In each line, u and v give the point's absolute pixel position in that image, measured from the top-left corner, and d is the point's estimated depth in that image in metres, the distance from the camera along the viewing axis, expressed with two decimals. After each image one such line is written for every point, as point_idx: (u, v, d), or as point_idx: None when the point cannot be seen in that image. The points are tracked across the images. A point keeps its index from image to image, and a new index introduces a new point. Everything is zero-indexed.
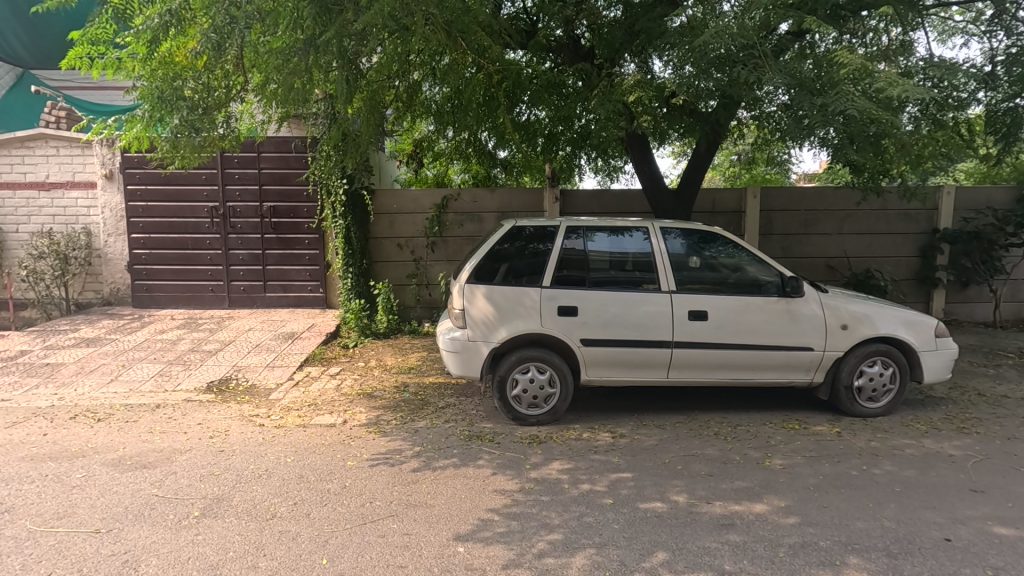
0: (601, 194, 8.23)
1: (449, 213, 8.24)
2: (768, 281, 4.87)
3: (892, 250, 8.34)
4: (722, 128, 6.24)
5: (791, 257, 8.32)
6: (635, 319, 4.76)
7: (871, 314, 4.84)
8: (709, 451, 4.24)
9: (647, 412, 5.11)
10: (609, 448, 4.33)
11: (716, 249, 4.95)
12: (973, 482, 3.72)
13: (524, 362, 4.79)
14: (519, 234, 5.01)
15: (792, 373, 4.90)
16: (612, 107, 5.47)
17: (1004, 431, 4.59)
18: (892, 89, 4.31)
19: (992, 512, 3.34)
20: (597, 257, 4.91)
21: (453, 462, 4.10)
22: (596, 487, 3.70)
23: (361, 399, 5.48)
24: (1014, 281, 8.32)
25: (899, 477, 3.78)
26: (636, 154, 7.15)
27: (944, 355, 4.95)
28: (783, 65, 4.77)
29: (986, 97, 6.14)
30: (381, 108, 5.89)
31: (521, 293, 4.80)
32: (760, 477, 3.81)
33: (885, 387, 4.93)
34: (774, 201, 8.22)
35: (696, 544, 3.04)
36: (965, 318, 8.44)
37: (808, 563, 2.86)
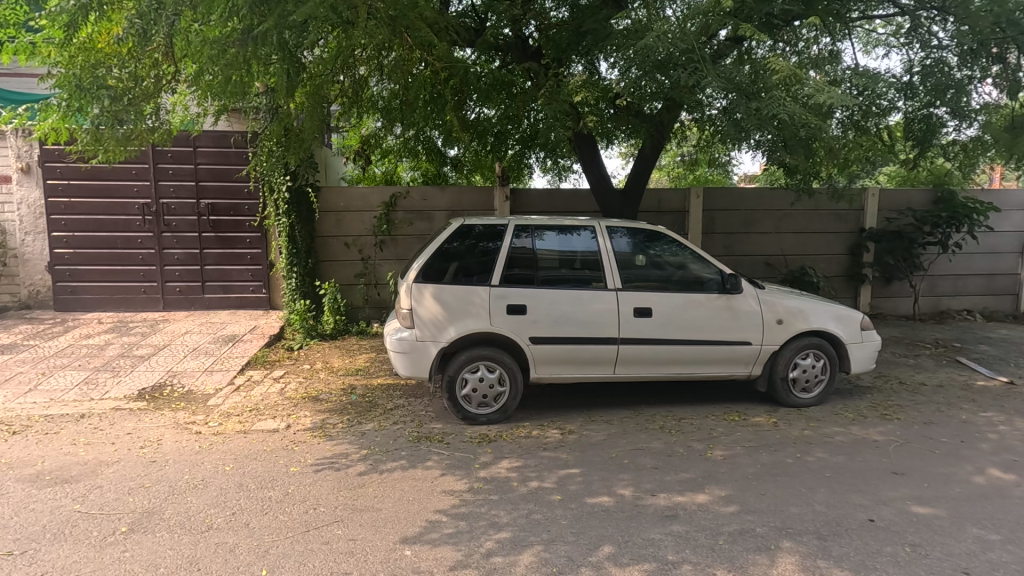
0: (552, 193, 8.31)
1: (398, 212, 8.12)
2: (710, 279, 5.04)
3: (824, 248, 8.80)
4: (666, 130, 6.40)
5: (732, 255, 8.66)
6: (584, 316, 4.82)
7: (804, 309, 5.09)
8: (655, 445, 4.35)
9: (596, 408, 5.19)
10: (558, 445, 4.36)
11: (660, 248, 5.09)
12: (895, 465, 3.97)
13: (474, 362, 4.77)
14: (468, 232, 4.98)
15: (732, 366, 5.09)
16: (559, 107, 5.53)
17: (923, 417, 4.93)
18: (820, 95, 4.52)
19: (912, 492, 3.57)
20: (546, 256, 4.95)
21: (401, 465, 4.03)
22: (544, 484, 3.72)
23: (306, 403, 5.32)
24: (931, 277, 8.95)
25: (829, 463, 3.99)
26: (584, 154, 7.26)
27: (869, 347, 5.26)
28: (721, 70, 4.94)
29: (905, 105, 6.60)
30: (324, 103, 5.74)
31: (470, 292, 4.77)
32: (703, 468, 3.94)
33: (817, 378, 5.19)
34: (716, 201, 8.53)
35: (641, 536, 3.11)
36: (889, 312, 9.01)
37: (746, 549, 2.97)
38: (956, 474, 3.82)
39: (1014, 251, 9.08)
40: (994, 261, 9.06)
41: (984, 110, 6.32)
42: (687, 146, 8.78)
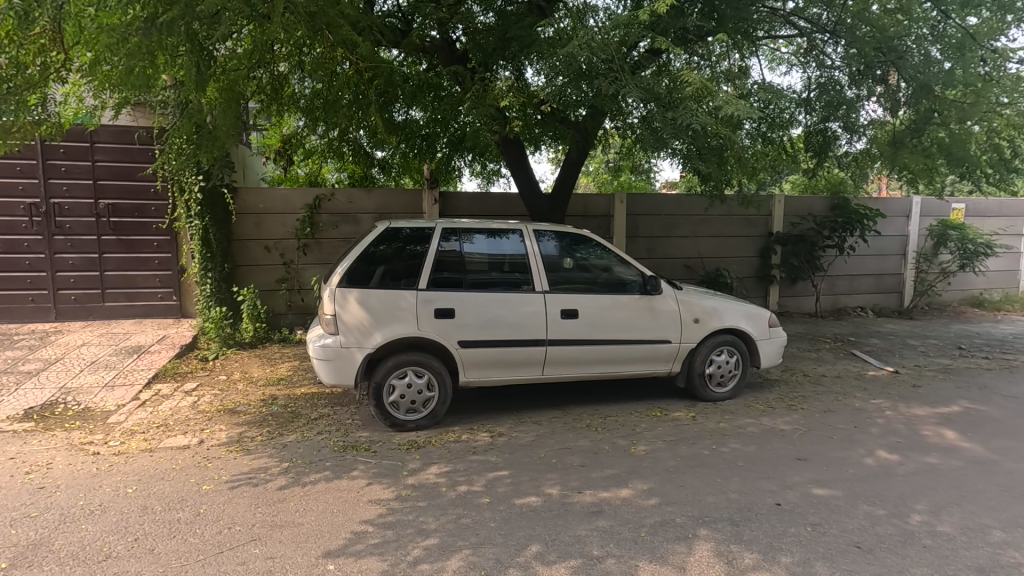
0: (481, 197, 8.33)
1: (322, 214, 7.85)
2: (632, 281, 5.23)
3: (737, 251, 9.37)
4: (590, 136, 6.58)
5: (654, 257, 9.04)
6: (512, 319, 4.86)
7: (718, 308, 5.40)
8: (582, 443, 4.45)
9: (526, 409, 5.24)
10: (487, 448, 4.37)
11: (586, 251, 5.23)
12: (799, 451, 4.29)
13: (401, 367, 4.69)
14: (395, 235, 4.90)
15: (654, 364, 5.30)
16: (485, 112, 5.57)
17: (822, 406, 5.35)
18: (728, 107, 4.80)
19: (813, 476, 3.87)
20: (475, 259, 4.95)
21: (325, 476, 3.88)
22: (473, 488, 3.72)
23: (221, 416, 5.01)
24: (830, 277, 9.76)
25: (742, 453, 4.25)
26: (512, 159, 7.35)
27: (776, 343, 5.65)
28: (640, 80, 5.16)
29: (805, 119, 7.17)
30: (240, 99, 5.45)
31: (397, 296, 4.69)
32: (627, 463, 4.07)
33: (731, 373, 5.51)
34: (640, 206, 8.88)
35: (568, 534, 3.16)
36: (795, 310, 9.74)
37: (666, 539, 3.10)
38: (851, 457, 4.18)
39: (898, 253, 10.08)
40: (882, 262, 10.01)
41: (870, 125, 6.96)
42: (611, 152, 9.10)
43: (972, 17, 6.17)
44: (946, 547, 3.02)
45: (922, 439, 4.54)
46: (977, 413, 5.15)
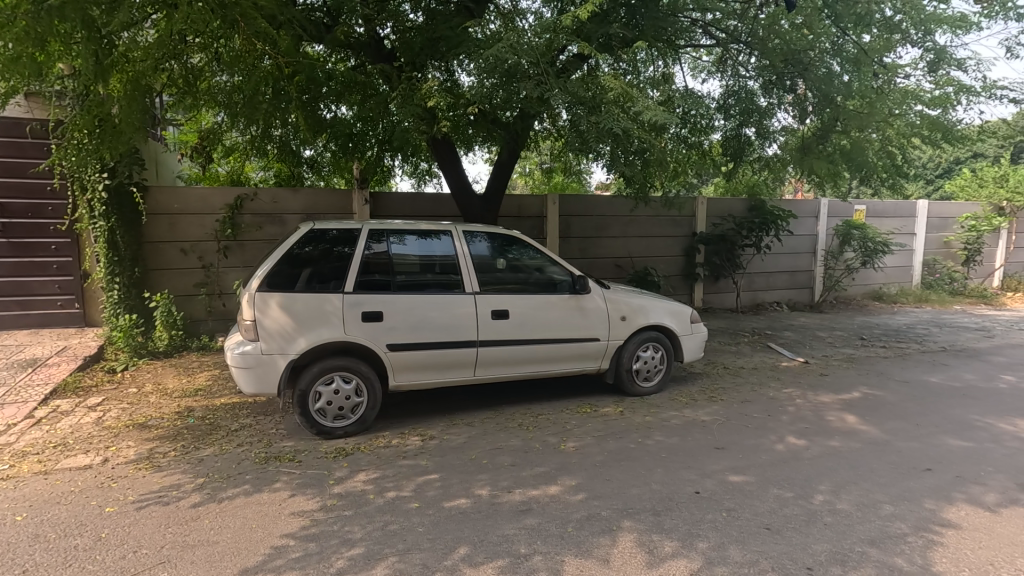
0: (414, 198, 8.22)
1: (244, 215, 7.48)
2: (562, 281, 5.33)
3: (665, 251, 9.76)
4: (521, 137, 6.63)
5: (586, 258, 9.26)
6: (442, 320, 4.82)
7: (644, 306, 5.59)
8: (513, 442, 4.49)
9: (458, 411, 5.22)
10: (418, 452, 4.31)
11: (516, 252, 5.28)
12: (717, 441, 4.51)
13: (327, 373, 4.54)
14: (321, 236, 4.75)
15: (583, 362, 5.43)
16: (413, 111, 5.50)
17: (740, 396, 5.67)
18: (648, 113, 4.96)
19: (730, 464, 4.09)
20: (404, 261, 4.88)
21: (244, 490, 3.70)
22: (402, 493, 3.66)
23: (130, 432, 4.67)
24: (749, 275, 10.35)
25: (665, 445, 4.42)
26: (444, 159, 7.30)
27: (698, 337, 5.92)
28: (566, 84, 5.26)
29: (723, 125, 7.56)
30: (148, 92, 5.10)
31: (322, 299, 4.54)
32: (556, 460, 4.14)
33: (657, 368, 5.73)
34: (572, 207, 9.06)
35: (496, 534, 3.18)
36: (718, 306, 10.26)
37: (591, 533, 3.18)
38: (764, 444, 4.45)
39: (809, 252, 10.82)
40: (795, 260, 10.72)
41: (782, 132, 7.43)
42: (544, 154, 9.24)
43: (867, 34, 6.70)
44: (843, 523, 3.28)
45: (827, 424, 4.90)
46: (874, 398, 5.62)
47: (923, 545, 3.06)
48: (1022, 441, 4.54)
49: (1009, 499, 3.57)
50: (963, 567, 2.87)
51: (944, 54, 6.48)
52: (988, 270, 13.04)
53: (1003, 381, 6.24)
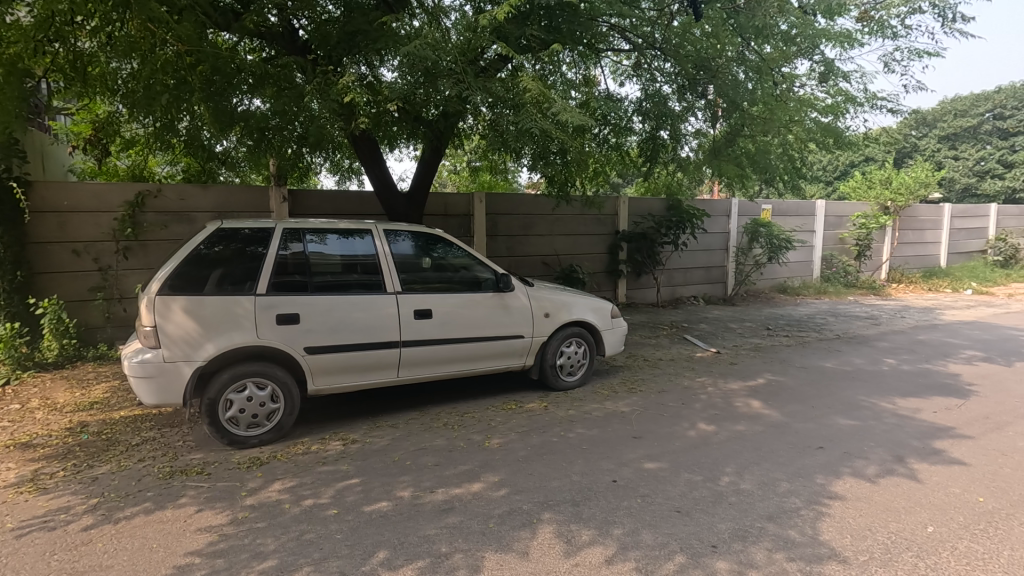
0: (336, 196, 7.97)
1: (147, 213, 6.96)
2: (485, 280, 5.37)
3: (590, 248, 10.04)
4: (444, 136, 6.59)
5: (514, 256, 9.34)
6: (363, 321, 4.71)
7: (566, 303, 5.72)
8: (437, 442, 4.47)
9: (381, 413, 5.12)
10: (338, 457, 4.20)
11: (440, 251, 5.26)
12: (635, 430, 4.71)
13: (239, 380, 4.31)
14: (232, 235, 4.51)
15: (508, 359, 5.49)
16: (329, 107, 5.26)
17: (657, 387, 5.94)
18: (564, 114, 5.06)
19: (646, 452, 4.27)
20: (322, 261, 4.73)
21: (144, 508, 3.45)
22: (320, 501, 3.55)
23: (11, 453, 4.23)
24: (668, 271, 10.85)
25: (586, 437, 4.56)
26: (366, 156, 7.12)
27: (618, 332, 6.12)
28: (485, 84, 5.29)
29: (641, 128, 7.87)
30: (27, 77, 4.62)
31: (232, 302, 4.30)
32: (480, 458, 4.16)
33: (579, 362, 5.89)
34: (498, 206, 9.11)
35: (416, 535, 3.15)
36: (640, 301, 10.68)
37: (512, 527, 3.23)
38: (678, 431, 4.68)
39: (722, 249, 11.49)
40: (709, 257, 11.35)
41: (695, 134, 7.80)
42: (470, 153, 9.24)
43: (768, 46, 7.16)
44: (745, 502, 3.51)
45: (734, 409, 5.24)
46: (777, 384, 6.07)
47: (813, 517, 3.34)
48: (899, 417, 5.05)
49: (886, 470, 3.96)
50: (846, 534, 3.15)
51: (833, 67, 7.08)
52: (876, 263, 14.38)
53: (886, 364, 6.92)
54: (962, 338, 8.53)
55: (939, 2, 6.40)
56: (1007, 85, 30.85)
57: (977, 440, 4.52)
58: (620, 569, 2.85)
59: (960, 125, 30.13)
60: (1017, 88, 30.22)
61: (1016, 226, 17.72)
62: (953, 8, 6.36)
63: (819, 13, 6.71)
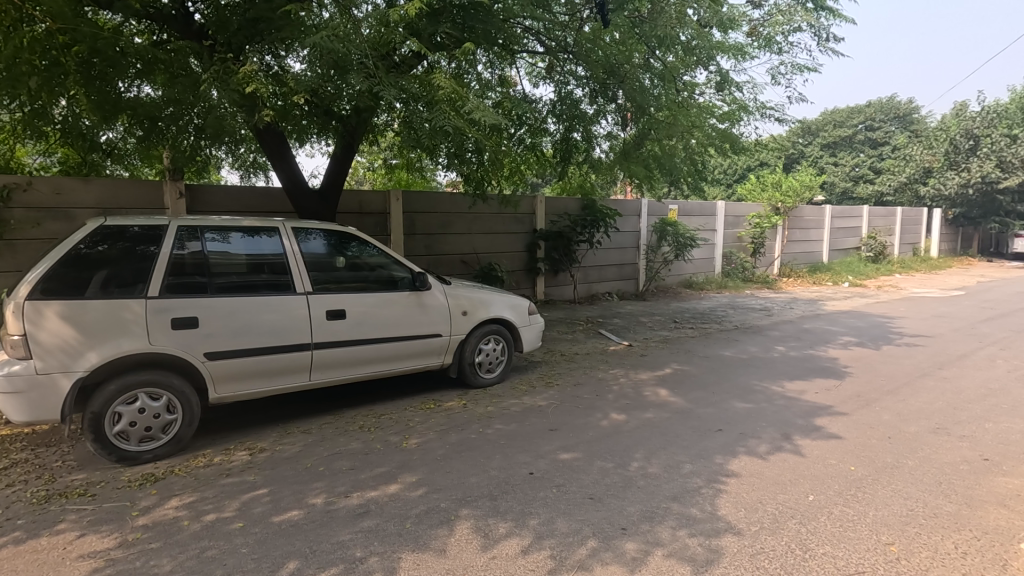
0: (240, 192, 7.51)
1: (15, 208, 6.19)
2: (401, 278, 5.29)
3: (508, 247, 10.17)
4: (358, 132, 6.40)
5: (432, 255, 9.27)
6: (270, 323, 4.48)
7: (484, 300, 5.75)
8: (352, 446, 4.35)
9: (292, 420, 4.90)
10: (244, 468, 3.98)
11: (352, 249, 5.12)
12: (552, 423, 4.83)
13: (128, 392, 3.95)
14: (117, 233, 4.13)
15: (426, 358, 5.44)
16: (229, 97, 4.91)
17: (573, 380, 6.13)
18: (477, 113, 5.07)
19: (561, 443, 4.41)
20: (223, 261, 4.44)
21: (14, 538, 3.09)
22: (223, 515, 3.35)
23: None
24: (584, 268, 11.22)
25: (504, 432, 4.62)
26: (273, 151, 6.78)
27: (535, 328, 6.24)
28: (398, 80, 5.21)
29: (555, 129, 8.07)
30: None
31: (118, 306, 3.94)
32: (397, 459, 4.10)
33: (498, 359, 5.95)
34: (416, 204, 9.00)
35: (329, 542, 3.05)
36: (558, 298, 10.97)
37: (430, 526, 3.21)
38: (592, 422, 4.87)
39: (634, 247, 12.05)
40: (622, 254, 11.87)
41: (607, 136, 8.13)
42: (385, 150, 9.06)
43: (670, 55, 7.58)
44: (652, 484, 3.72)
45: (644, 398, 5.52)
46: (682, 373, 6.46)
47: (712, 494, 3.59)
48: (786, 399, 5.56)
49: (776, 447, 4.34)
50: (740, 508, 3.43)
51: (727, 77, 7.63)
52: (769, 260, 15.69)
53: (776, 351, 7.57)
54: (840, 326, 9.51)
55: (815, 23, 7.08)
56: (876, 100, 34.61)
57: (851, 416, 5.07)
58: (535, 558, 2.92)
59: (838, 135, 33.46)
60: (884, 102, 33.94)
61: (883, 225, 19.97)
62: (826, 29, 7.07)
63: (714, 27, 7.17)
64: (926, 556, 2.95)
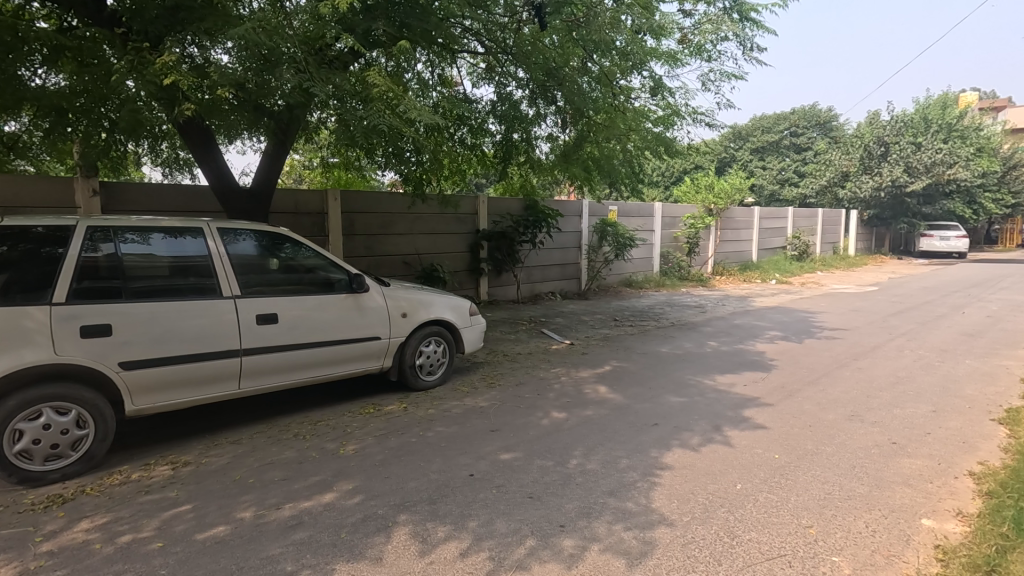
0: (162, 190, 7.08)
1: None
2: (337, 280, 5.14)
3: (451, 247, 10.09)
4: (291, 129, 6.17)
5: (373, 255, 9.06)
6: (195, 329, 4.24)
7: (424, 302, 5.68)
8: (285, 455, 4.18)
9: (220, 430, 4.66)
10: (166, 484, 3.74)
11: (284, 250, 4.92)
12: (493, 424, 4.83)
13: (30, 408, 3.61)
14: (17, 233, 3.79)
15: (364, 362, 5.32)
16: (145, 88, 4.59)
17: (515, 380, 6.16)
18: (413, 112, 4.99)
19: (502, 443, 4.41)
20: (140, 263, 4.17)
21: None
22: (140, 535, 3.13)
23: None
24: (528, 268, 11.30)
25: (445, 434, 4.58)
26: (199, 148, 6.42)
27: (477, 328, 6.21)
28: (331, 77, 5.05)
29: (496, 131, 8.08)
30: None
31: (18, 314, 3.60)
32: (333, 467, 3.98)
33: (439, 361, 5.88)
34: (355, 203, 8.78)
35: (259, 557, 2.92)
36: (502, 298, 10.99)
37: (366, 534, 3.13)
38: (533, 421, 4.90)
39: (576, 247, 12.25)
40: (564, 254, 12.04)
41: (547, 138, 8.20)
42: (322, 148, 8.78)
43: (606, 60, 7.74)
44: (590, 481, 3.78)
45: (584, 396, 5.61)
46: (621, 370, 6.62)
47: (647, 488, 3.69)
48: (718, 392, 5.81)
49: (707, 439, 4.52)
50: (673, 499, 3.55)
51: (661, 83, 7.88)
52: (703, 259, 16.36)
53: (709, 346, 7.90)
54: (768, 321, 10.04)
55: (740, 33, 7.44)
56: (800, 107, 36.72)
57: (776, 407, 5.35)
58: (474, 560, 2.91)
59: (766, 140, 35.28)
60: (806, 110, 36.06)
61: (807, 225, 21.26)
62: (750, 39, 7.44)
63: (646, 33, 7.38)
64: (841, 536, 3.15)
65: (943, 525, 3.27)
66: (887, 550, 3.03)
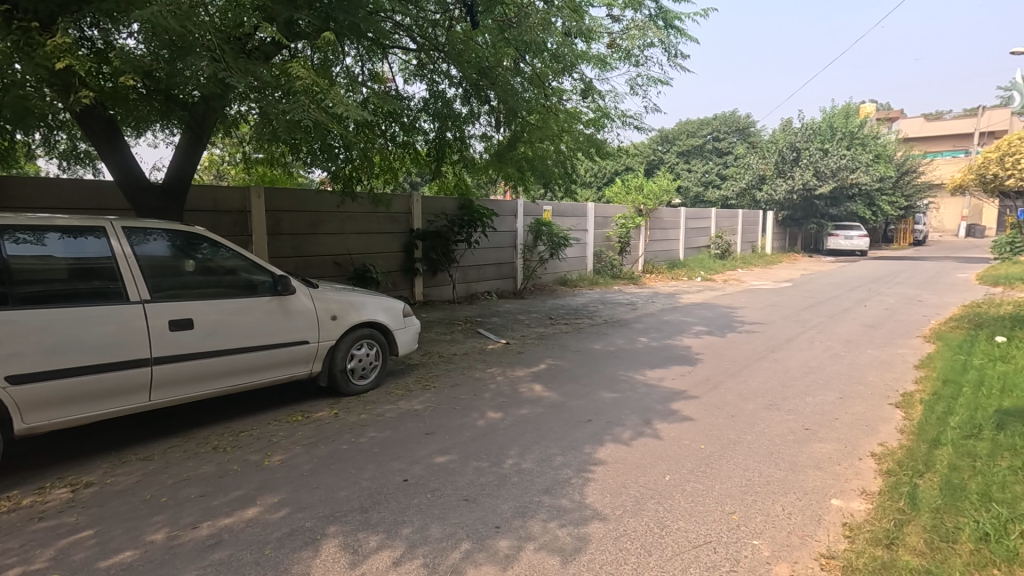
0: (60, 185, 6.45)
1: None
2: (259, 282, 4.87)
3: (384, 247, 9.86)
4: (208, 123, 5.80)
5: (301, 256, 8.70)
6: (97, 338, 3.88)
7: (354, 303, 5.48)
8: (204, 469, 3.92)
9: (129, 447, 4.29)
10: (64, 508, 3.40)
11: (200, 251, 4.61)
12: (427, 426, 4.75)
13: None
14: None
15: (291, 367, 5.07)
16: (34, 73, 4.18)
17: (450, 381, 6.08)
18: (340, 108, 4.81)
19: (437, 446, 4.34)
20: (29, 266, 3.76)
21: None
22: (32, 567, 2.83)
23: None
24: (462, 268, 11.23)
25: (377, 440, 4.45)
26: (102, 140, 5.90)
27: (411, 330, 6.08)
28: (250, 69, 4.77)
29: (429, 129, 7.97)
30: None
31: None
32: (257, 479, 3.77)
33: (371, 364, 5.71)
34: (280, 201, 8.39)
35: None
36: (437, 298, 10.86)
37: (292, 549, 2.98)
38: (468, 422, 4.86)
39: (511, 246, 12.30)
40: (500, 254, 12.06)
41: (480, 137, 8.18)
42: (243, 142, 8.31)
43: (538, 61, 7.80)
44: (526, 480, 3.79)
45: (520, 395, 5.63)
46: (556, 367, 6.70)
47: (581, 484, 3.75)
48: (648, 386, 6.00)
49: (638, 433, 4.66)
50: (606, 494, 3.62)
51: (591, 85, 8.05)
52: (634, 257, 16.89)
53: (640, 342, 8.15)
54: (694, 317, 10.50)
55: (665, 40, 7.73)
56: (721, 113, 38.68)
57: (702, 399, 5.59)
58: (407, 569, 2.83)
59: (691, 143, 36.92)
60: (727, 115, 38.04)
61: (728, 225, 22.45)
62: (674, 46, 7.73)
63: (577, 36, 7.50)
64: (760, 520, 3.32)
65: (849, 504, 3.52)
66: (801, 531, 3.22)
